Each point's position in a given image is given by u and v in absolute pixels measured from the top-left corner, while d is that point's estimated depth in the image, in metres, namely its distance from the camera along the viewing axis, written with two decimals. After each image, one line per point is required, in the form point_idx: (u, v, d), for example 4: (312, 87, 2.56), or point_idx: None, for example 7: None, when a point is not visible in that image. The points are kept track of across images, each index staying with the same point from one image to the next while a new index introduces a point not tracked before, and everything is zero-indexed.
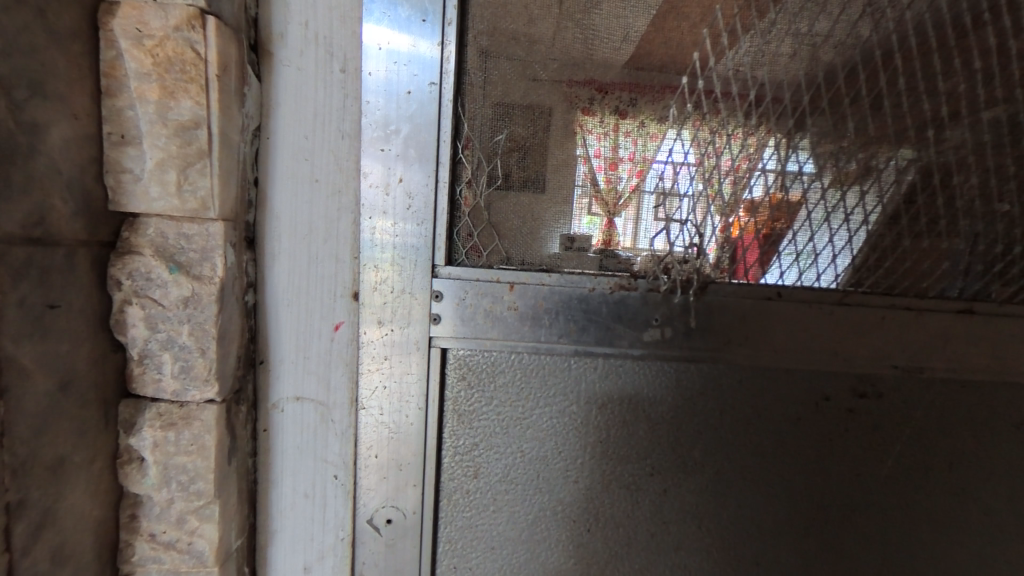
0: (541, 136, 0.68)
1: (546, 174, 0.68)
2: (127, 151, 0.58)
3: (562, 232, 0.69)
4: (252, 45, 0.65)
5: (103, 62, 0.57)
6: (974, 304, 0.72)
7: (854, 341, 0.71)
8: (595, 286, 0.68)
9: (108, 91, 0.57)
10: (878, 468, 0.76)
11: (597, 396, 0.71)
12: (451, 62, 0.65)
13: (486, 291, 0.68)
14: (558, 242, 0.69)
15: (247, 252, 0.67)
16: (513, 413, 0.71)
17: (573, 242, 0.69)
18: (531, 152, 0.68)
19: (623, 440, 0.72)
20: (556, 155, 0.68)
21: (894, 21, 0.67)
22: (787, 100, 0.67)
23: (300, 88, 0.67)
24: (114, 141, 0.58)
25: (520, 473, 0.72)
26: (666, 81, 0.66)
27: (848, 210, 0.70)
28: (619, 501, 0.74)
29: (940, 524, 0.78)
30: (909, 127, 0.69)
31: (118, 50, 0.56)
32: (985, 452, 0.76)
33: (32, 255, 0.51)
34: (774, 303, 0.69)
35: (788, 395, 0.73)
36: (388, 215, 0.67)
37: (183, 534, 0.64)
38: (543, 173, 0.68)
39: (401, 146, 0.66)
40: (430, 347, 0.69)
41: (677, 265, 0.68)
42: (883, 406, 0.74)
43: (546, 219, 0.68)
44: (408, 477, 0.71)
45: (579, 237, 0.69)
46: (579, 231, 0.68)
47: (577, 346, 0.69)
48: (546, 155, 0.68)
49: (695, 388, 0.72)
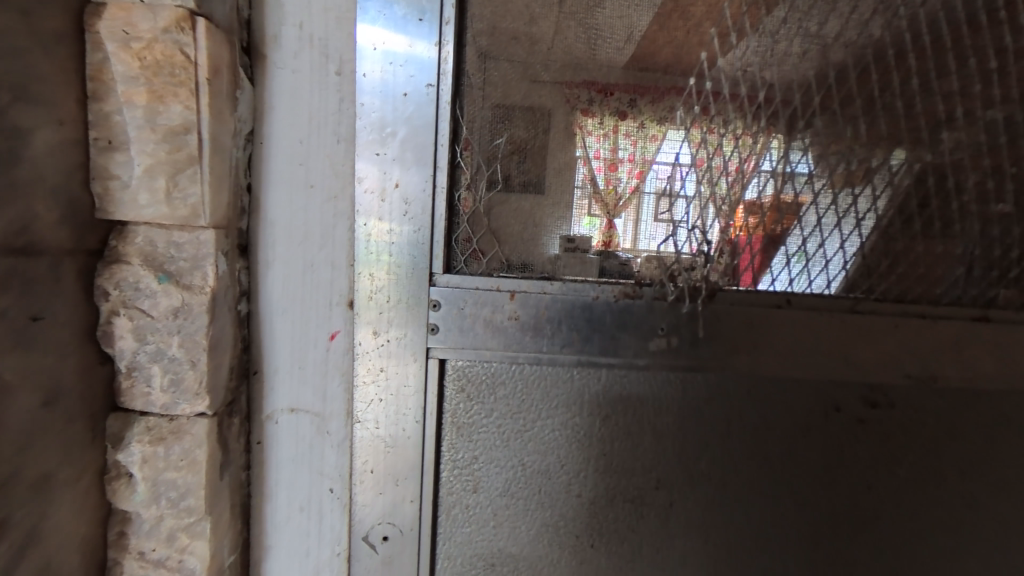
0: (537, 140, 0.65)
1: (547, 177, 0.65)
2: (116, 157, 0.56)
3: (562, 233, 0.66)
4: (245, 46, 0.62)
5: (90, 65, 0.54)
6: (989, 311, 0.69)
7: (869, 349, 0.68)
8: (599, 294, 0.65)
9: (95, 95, 0.55)
10: (892, 481, 0.72)
11: (602, 407, 0.68)
12: (448, 62, 0.62)
13: (486, 300, 0.65)
14: (557, 245, 0.66)
15: (241, 260, 0.65)
16: (514, 425, 0.68)
17: (573, 243, 0.66)
18: (530, 154, 0.65)
19: (628, 452, 0.69)
20: (557, 158, 0.65)
21: (910, 19, 0.65)
22: (796, 101, 0.64)
23: (295, 91, 0.64)
24: (102, 147, 0.56)
25: (521, 487, 0.70)
26: (670, 81, 0.64)
27: (859, 214, 0.67)
28: (623, 514, 0.71)
29: (956, 538, 0.75)
30: (924, 127, 0.66)
31: (105, 53, 0.54)
32: (1002, 465, 0.73)
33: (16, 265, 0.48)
34: (783, 311, 0.67)
35: (798, 405, 0.70)
36: (384, 221, 0.64)
37: (173, 552, 0.61)
38: (543, 176, 0.65)
39: (398, 150, 0.63)
40: (428, 357, 0.66)
41: (683, 273, 0.65)
42: (896, 415, 0.71)
43: (547, 224, 0.66)
44: (405, 492, 0.68)
45: (579, 238, 0.66)
46: (579, 232, 0.66)
47: (580, 356, 0.66)
48: (546, 158, 0.65)
49: (702, 398, 0.69)
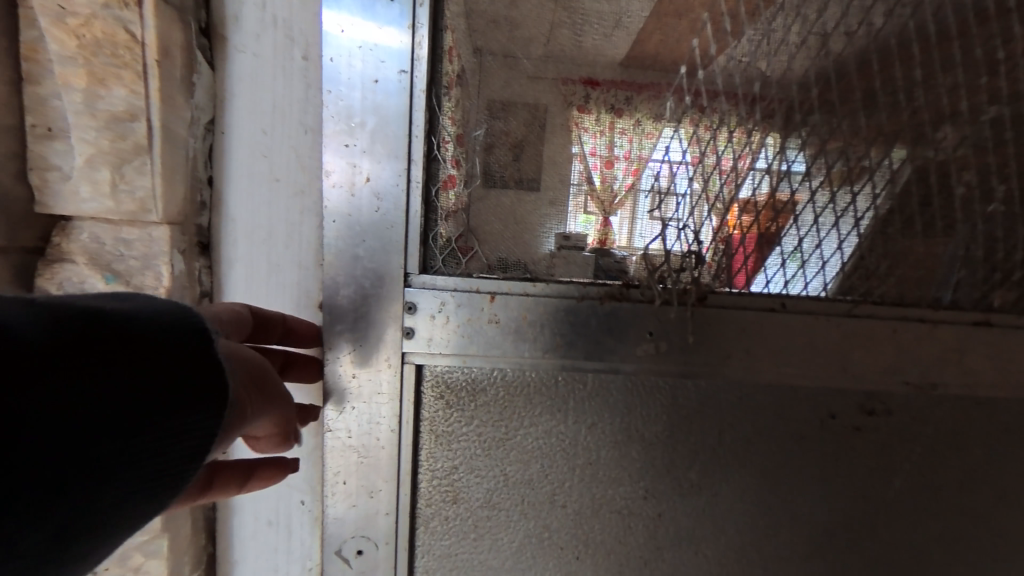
0: (535, 132, 0.60)
1: (542, 173, 0.60)
2: (53, 145, 0.51)
3: (556, 231, 0.61)
4: (201, 24, 0.56)
5: (23, 43, 0.49)
6: (992, 316, 0.64)
7: (868, 355, 0.64)
8: (584, 296, 0.60)
9: (29, 76, 0.49)
10: (889, 493, 0.69)
11: (588, 414, 0.64)
12: (423, 47, 0.56)
13: (463, 302, 0.59)
14: (554, 242, 0.61)
15: (200, 258, 0.59)
16: (496, 433, 0.64)
17: (568, 240, 0.61)
18: (526, 148, 0.60)
19: (616, 461, 0.65)
20: (551, 149, 0.60)
21: (926, 5, 0.60)
22: (794, 97, 0.60)
23: (255, 76, 0.58)
24: (39, 134, 0.50)
25: (503, 498, 0.65)
26: (670, 67, 0.59)
27: (859, 214, 0.62)
28: (611, 527, 0.67)
29: (954, 551, 0.71)
30: (938, 120, 0.62)
31: (39, 30, 0.49)
32: (1003, 476, 0.69)
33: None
34: (777, 315, 0.62)
35: (790, 413, 0.66)
36: (352, 216, 0.58)
37: (126, 572, 0.57)
38: (539, 173, 0.60)
39: (367, 140, 0.57)
40: (404, 363, 0.61)
41: (671, 274, 0.61)
42: (893, 422, 0.67)
43: (538, 223, 0.61)
44: (379, 506, 0.63)
45: (575, 236, 0.61)
46: (574, 230, 0.61)
47: (564, 361, 0.61)
48: (543, 153, 0.60)
49: (692, 406, 0.65)
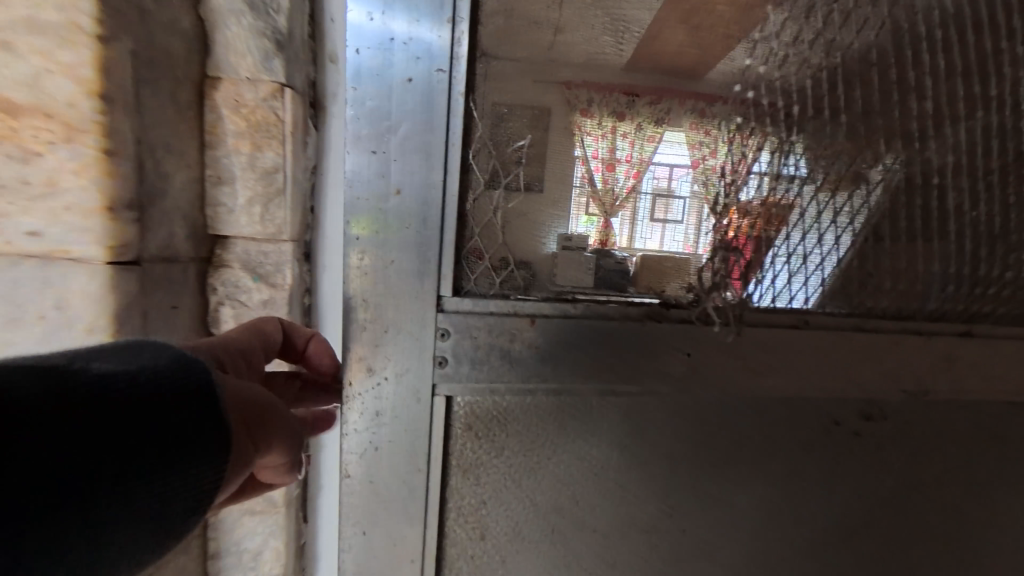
0: (538, 134, 0.60)
1: (546, 172, 0.60)
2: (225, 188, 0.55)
3: (558, 232, 0.61)
4: (310, 92, 0.58)
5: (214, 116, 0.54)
6: (974, 327, 0.69)
7: (870, 369, 0.69)
8: (621, 322, 0.63)
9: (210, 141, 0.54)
10: (880, 489, 0.74)
11: (621, 438, 0.67)
12: (462, 43, 0.56)
13: (504, 327, 0.61)
14: (554, 243, 0.61)
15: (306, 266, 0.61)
16: (527, 464, 0.66)
17: (570, 241, 0.62)
18: (530, 151, 0.60)
19: (642, 482, 0.69)
20: (555, 162, 0.60)
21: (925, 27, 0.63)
22: (781, 104, 0.63)
23: (388, 111, 0.57)
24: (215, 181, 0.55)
25: (534, 526, 0.67)
26: (684, 80, 0.61)
27: (860, 234, 0.66)
28: (637, 545, 0.71)
29: (938, 542, 0.77)
30: (947, 121, 0.65)
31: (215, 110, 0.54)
32: (983, 471, 0.75)
33: (141, 266, 0.47)
34: (799, 331, 0.66)
35: (799, 424, 0.71)
36: (407, 227, 0.58)
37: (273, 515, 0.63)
38: (542, 176, 0.60)
39: (398, 148, 0.57)
40: (435, 396, 0.62)
41: (703, 290, 0.64)
42: (888, 426, 0.72)
43: (543, 222, 0.61)
44: (407, 551, 0.65)
45: (576, 237, 0.61)
46: (577, 230, 0.61)
47: (600, 387, 0.64)
48: (547, 161, 0.60)
49: (711, 419, 0.69)
